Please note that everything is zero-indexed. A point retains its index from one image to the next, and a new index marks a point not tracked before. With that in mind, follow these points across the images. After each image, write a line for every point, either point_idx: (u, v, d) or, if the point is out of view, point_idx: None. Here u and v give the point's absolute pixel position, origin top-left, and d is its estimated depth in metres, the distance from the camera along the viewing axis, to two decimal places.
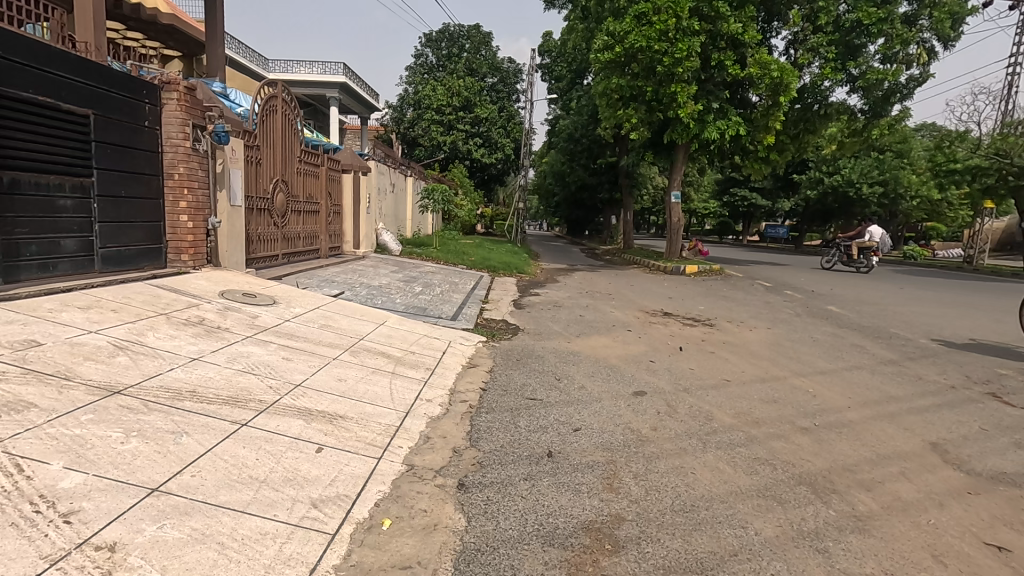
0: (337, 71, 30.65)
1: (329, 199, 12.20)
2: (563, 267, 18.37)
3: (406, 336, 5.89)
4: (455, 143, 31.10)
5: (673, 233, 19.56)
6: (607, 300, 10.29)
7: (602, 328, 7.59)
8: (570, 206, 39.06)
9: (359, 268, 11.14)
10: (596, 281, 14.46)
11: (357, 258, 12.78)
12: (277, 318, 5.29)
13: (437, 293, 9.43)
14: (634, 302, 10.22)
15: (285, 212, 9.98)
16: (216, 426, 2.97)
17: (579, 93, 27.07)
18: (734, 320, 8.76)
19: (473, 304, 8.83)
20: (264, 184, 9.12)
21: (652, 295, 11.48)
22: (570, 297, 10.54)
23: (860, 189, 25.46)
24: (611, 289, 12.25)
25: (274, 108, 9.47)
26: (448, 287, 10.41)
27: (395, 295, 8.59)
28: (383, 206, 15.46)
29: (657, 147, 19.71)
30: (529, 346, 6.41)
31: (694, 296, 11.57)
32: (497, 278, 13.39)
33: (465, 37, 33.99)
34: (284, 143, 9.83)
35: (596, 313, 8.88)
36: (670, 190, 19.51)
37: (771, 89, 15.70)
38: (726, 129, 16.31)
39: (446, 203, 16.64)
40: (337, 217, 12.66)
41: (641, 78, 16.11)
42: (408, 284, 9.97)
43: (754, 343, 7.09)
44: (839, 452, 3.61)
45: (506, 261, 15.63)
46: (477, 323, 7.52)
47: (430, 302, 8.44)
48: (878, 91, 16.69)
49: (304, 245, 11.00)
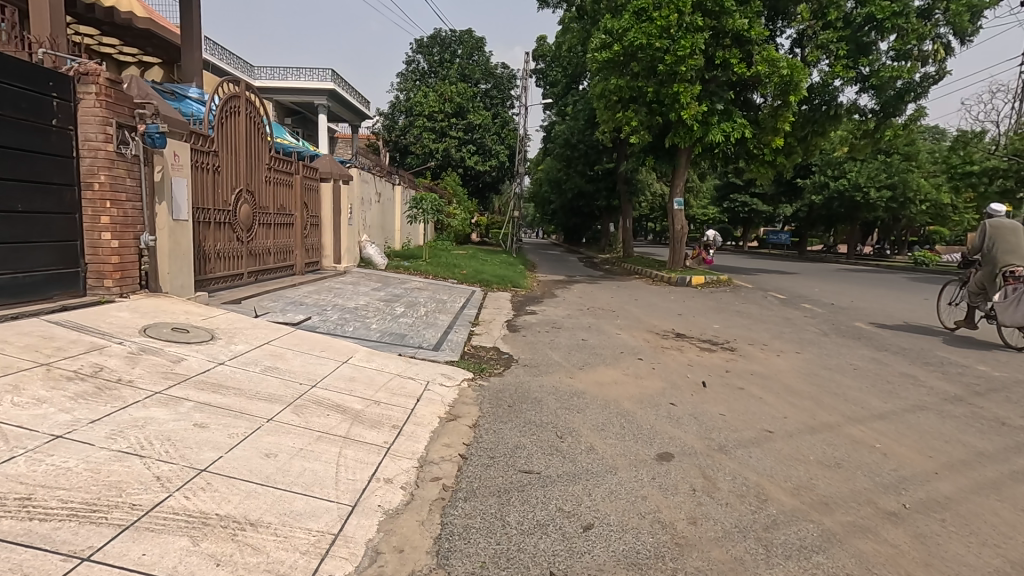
0: (326, 78, 29.74)
1: (305, 210, 11.18)
2: (561, 279, 17.40)
3: (375, 375, 4.85)
4: (447, 151, 30.20)
5: (676, 242, 18.58)
6: (611, 319, 9.26)
7: (608, 357, 6.56)
8: (567, 214, 38.19)
9: (337, 286, 10.09)
10: (597, 294, 13.46)
11: (337, 274, 11.72)
12: (208, 360, 4.24)
13: (422, 315, 8.38)
14: (641, 321, 9.20)
15: (250, 225, 8.95)
16: (35, 567, 1.93)
17: (576, 98, 26.22)
18: (757, 342, 7.73)
19: (461, 328, 7.78)
20: (223, 195, 8.09)
21: (659, 312, 10.47)
22: (569, 315, 9.52)
23: (868, 193, 24.61)
24: (613, 304, 11.25)
25: (236, 109, 8.43)
26: (435, 306, 9.36)
27: (372, 319, 7.53)
28: (368, 216, 14.45)
29: (658, 151, 18.81)
30: (524, 383, 5.38)
31: (706, 312, 10.54)
32: (490, 294, 12.36)
33: (457, 42, 33.19)
34: (248, 149, 8.79)
35: (600, 336, 7.84)
36: (672, 196, 18.54)
37: (780, 89, 14.81)
38: (732, 132, 15.44)
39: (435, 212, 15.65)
40: (314, 229, 11.64)
41: (641, 79, 15.21)
42: (390, 304, 8.93)
43: (787, 374, 6.06)
44: (956, 560, 2.58)
45: (500, 274, 14.61)
46: (464, 353, 6.48)
47: (412, 328, 7.39)
48: (891, 90, 15.83)
49: (275, 261, 9.97)
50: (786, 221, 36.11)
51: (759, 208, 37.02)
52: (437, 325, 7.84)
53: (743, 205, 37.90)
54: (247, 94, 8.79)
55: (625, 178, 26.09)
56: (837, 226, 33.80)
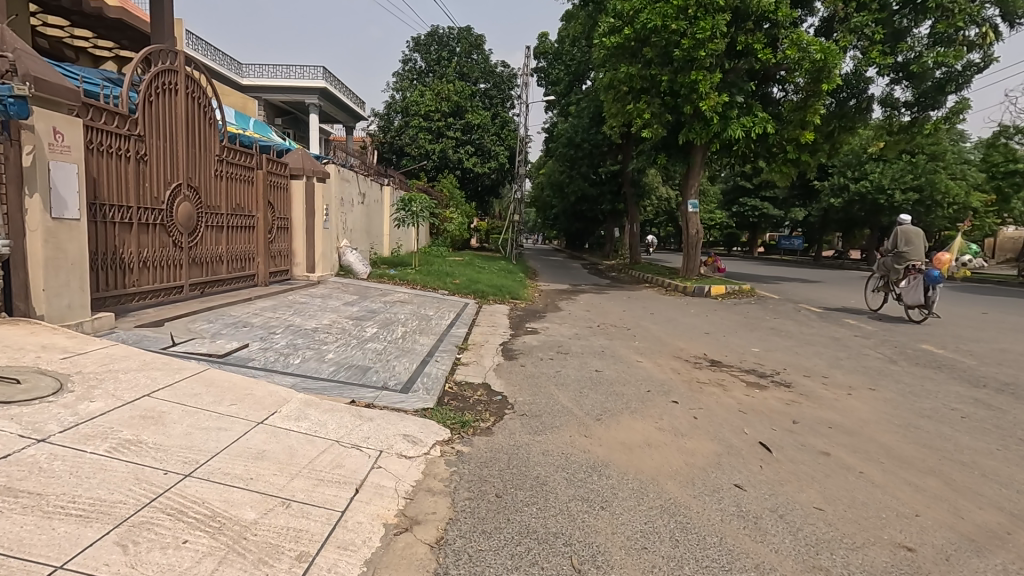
0: (317, 75, 28.36)
1: (270, 211, 9.64)
2: (565, 288, 15.89)
3: (299, 446, 3.27)
4: (444, 152, 28.78)
5: (690, 247, 17.04)
6: (627, 341, 7.70)
7: (632, 400, 5.00)
8: (570, 218, 36.74)
9: (303, 299, 8.52)
10: (607, 306, 11.95)
11: (307, 285, 10.16)
12: (20, 434, 2.69)
13: (398, 338, 6.83)
14: (664, 343, 7.63)
15: (194, 228, 7.43)
16: None
17: (581, 95, 24.75)
18: (813, 374, 6.17)
19: (444, 356, 6.23)
20: (154, 191, 6.60)
21: (682, 330, 8.92)
22: (577, 336, 7.97)
23: (892, 196, 23.09)
24: (626, 320, 9.72)
25: (173, 87, 6.92)
26: (419, 325, 7.83)
27: (333, 346, 5.98)
28: (351, 218, 12.96)
29: (670, 148, 17.17)
30: (520, 448, 3.82)
31: (737, 330, 8.99)
32: (485, 307, 10.85)
33: (455, 39, 31.79)
34: (190, 137, 7.28)
35: (617, 365, 6.30)
36: (686, 198, 17.03)
37: (811, 76, 13.17)
38: (753, 127, 14.01)
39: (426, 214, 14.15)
40: (281, 233, 10.09)
41: (654, 66, 13.78)
42: (361, 323, 7.40)
43: (877, 425, 4.49)
44: None
45: (498, 283, 13.09)
46: (443, 396, 4.93)
47: (379, 357, 5.82)
48: (930, 80, 14.31)
49: (231, 271, 8.48)
50: (799, 226, 34.66)
51: (770, 212, 35.60)
52: (415, 351, 6.28)
53: (754, 209, 36.54)
54: (188, 69, 7.30)
55: (632, 180, 24.58)
56: (853, 231, 32.33)
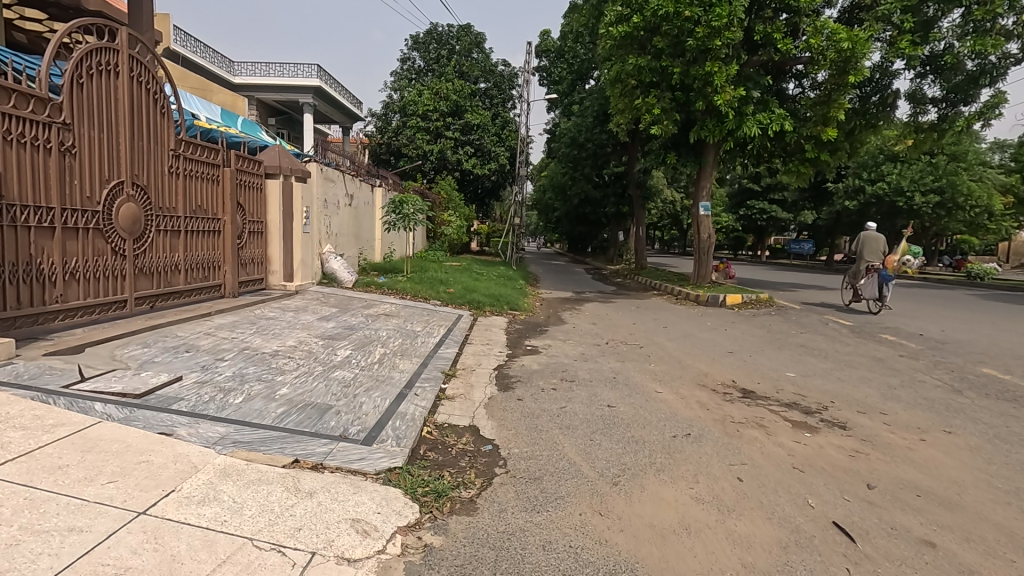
0: (311, 74, 27.34)
1: (240, 213, 8.62)
2: (568, 296, 14.88)
3: (188, 557, 2.23)
4: (442, 153, 27.80)
5: (702, 252, 15.99)
6: (642, 366, 6.66)
7: (655, 452, 3.97)
8: (573, 221, 35.70)
9: (273, 314, 7.51)
10: (616, 318, 10.90)
11: (283, 296, 9.15)
12: None
13: (374, 363, 5.81)
14: (685, 368, 6.60)
15: (142, 233, 6.44)
16: None
17: (586, 93, 23.76)
18: (869, 410, 5.14)
19: (426, 387, 5.20)
20: (85, 189, 5.61)
21: (702, 349, 7.89)
22: (584, 358, 6.94)
23: (911, 198, 21.97)
24: (638, 336, 8.69)
25: (115, 70, 5.96)
26: (402, 345, 6.80)
27: (291, 376, 4.94)
28: (337, 222, 11.95)
29: (681, 147, 16.09)
30: (512, 539, 2.78)
31: (764, 349, 7.96)
32: (481, 319, 9.82)
33: (454, 38, 30.85)
34: (136, 128, 6.31)
35: (634, 399, 5.28)
36: (698, 200, 16.01)
37: (836, 68, 12.12)
38: (770, 124, 13.06)
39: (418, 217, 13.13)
40: (253, 238, 9.07)
41: (666, 58, 12.84)
42: (334, 343, 6.39)
43: (976, 492, 3.48)
44: None
45: (496, 292, 12.06)
46: (416, 448, 3.90)
47: (346, 392, 4.78)
48: (961, 73, 13.35)
49: (190, 282, 7.45)
50: (810, 229, 33.62)
51: (779, 215, 34.56)
52: (391, 381, 5.25)
53: (761, 212, 35.53)
54: (131, 49, 6.30)
55: (637, 181, 23.61)
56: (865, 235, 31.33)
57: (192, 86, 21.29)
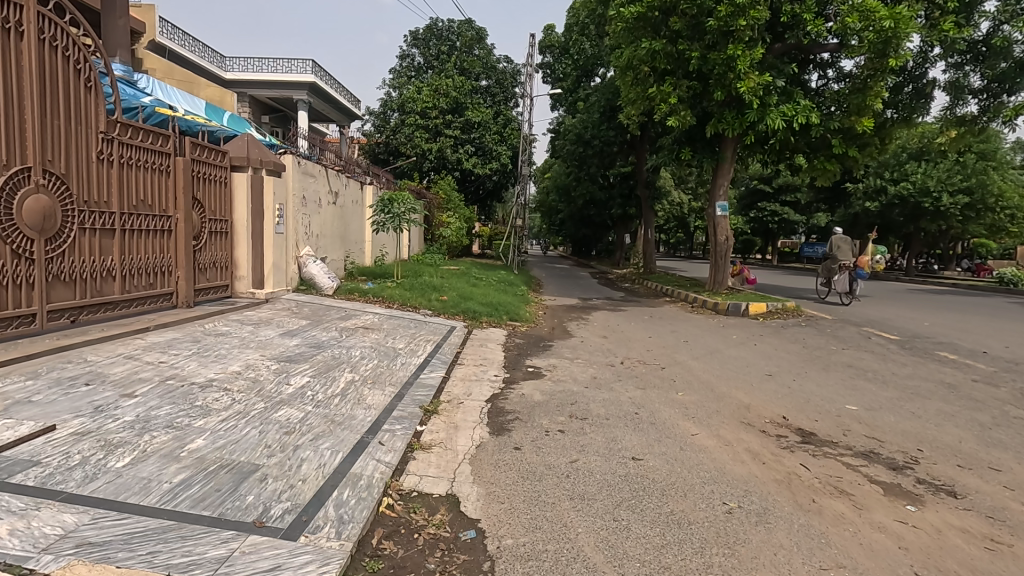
0: (305, 69, 26.18)
1: (197, 210, 7.46)
2: (574, 304, 13.68)
3: None
4: (442, 152, 26.67)
5: (718, 257, 14.75)
6: (669, 397, 5.44)
7: (710, 547, 2.76)
8: (577, 223, 34.44)
9: (225, 329, 6.32)
10: (629, 330, 9.69)
11: (248, 306, 7.95)
12: None
13: (334, 397, 4.61)
14: (721, 400, 5.37)
15: (55, 231, 5.26)
16: None
17: (592, 89, 22.65)
18: (976, 465, 3.93)
19: (395, 434, 3.98)
20: None
21: (736, 372, 6.66)
22: (597, 386, 5.73)
23: (939, 199, 20.64)
24: (658, 355, 7.45)
25: (17, 28, 4.82)
26: (375, 369, 5.60)
27: (215, 420, 3.75)
28: (319, 222, 10.80)
29: (696, 142, 14.90)
30: None
31: (808, 372, 6.73)
32: (475, 333, 8.62)
33: (454, 34, 29.73)
34: (49, 103, 5.16)
35: (666, 448, 4.06)
36: (714, 200, 14.82)
37: (876, 50, 10.94)
38: (795, 116, 11.91)
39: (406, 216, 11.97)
40: (215, 239, 7.91)
41: (683, 41, 11.76)
42: (290, 368, 5.19)
43: None
44: None
45: (495, 300, 10.86)
46: (363, 544, 2.68)
47: (285, 443, 3.58)
48: (1008, 57, 12.22)
49: (129, 290, 6.27)
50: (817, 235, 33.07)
51: (791, 217, 33.27)
52: (350, 425, 4.05)
53: (772, 214, 34.29)
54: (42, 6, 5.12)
55: (645, 181, 22.42)
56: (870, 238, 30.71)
57: (178, 79, 20.27)
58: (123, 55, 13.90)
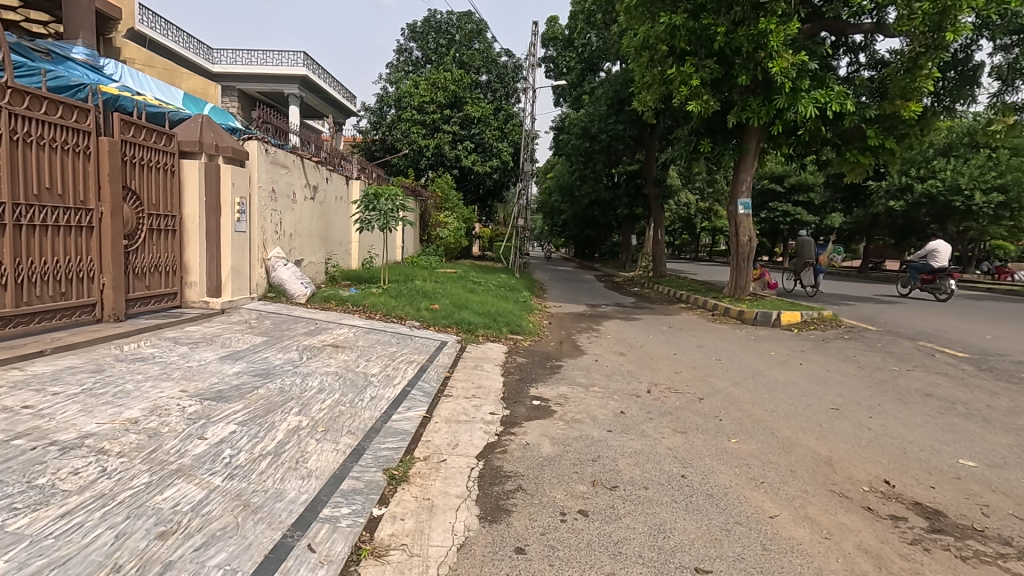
0: (296, 62, 24.89)
1: (131, 202, 6.13)
2: (583, 311, 12.35)
3: None
4: (439, 148, 25.36)
5: (740, 259, 13.43)
6: (722, 448, 4.09)
7: None
8: (580, 223, 33.08)
9: (150, 351, 4.97)
10: (649, 344, 8.34)
11: (194, 319, 6.61)
12: None
13: (262, 458, 3.27)
14: (792, 451, 4.05)
15: None
16: None
17: (599, 83, 21.36)
18: None
19: (334, 533, 2.63)
20: None
21: (795, 404, 5.30)
22: (624, 429, 4.38)
23: (971, 197, 19.28)
24: (692, 381, 6.09)
25: None
26: (333, 411, 4.24)
27: (50, 515, 2.43)
28: (293, 219, 9.47)
29: (715, 132, 13.51)
30: None
31: (883, 404, 5.41)
32: (471, 350, 7.29)
33: (454, 26, 28.42)
34: None
35: (742, 550, 2.72)
36: (736, 196, 13.51)
37: (931, 24, 9.77)
38: (828, 103, 10.55)
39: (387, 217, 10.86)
40: (157, 238, 6.58)
41: (708, 15, 10.46)
42: (213, 411, 3.84)
43: None
44: None
45: (494, 308, 9.55)
46: None
47: (150, 559, 2.25)
48: None
49: (25, 302, 4.96)
50: (815, 237, 32.52)
51: (805, 218, 31.94)
52: (270, 514, 2.71)
53: (784, 215, 32.93)
54: None
55: (655, 179, 21.12)
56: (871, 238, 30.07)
57: (159, 69, 19.03)
58: (88, 38, 12.62)
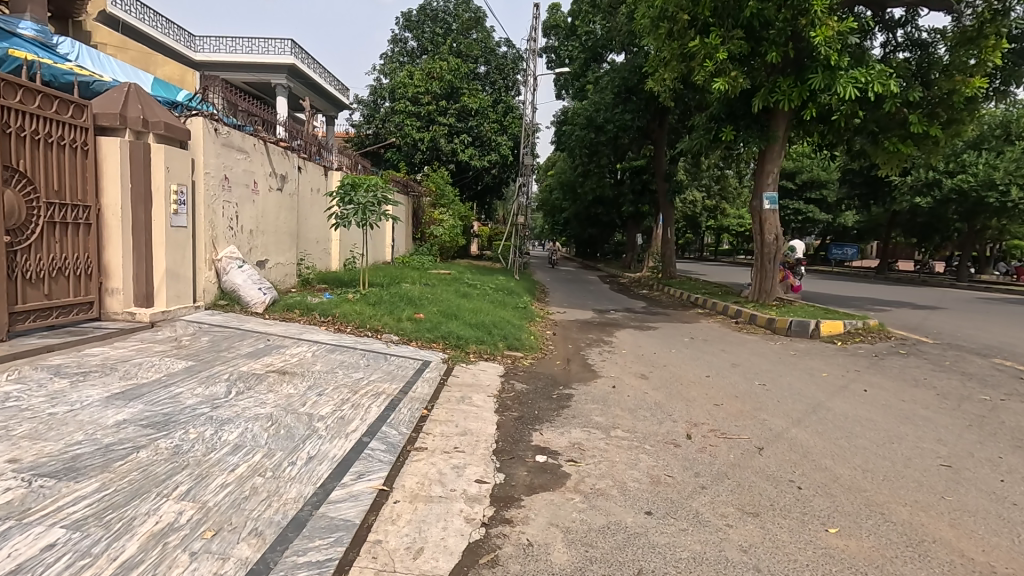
0: (284, 50, 23.42)
1: (16, 185, 4.75)
2: (591, 319, 10.93)
3: None
4: (435, 141, 23.91)
5: (764, 260, 12.06)
6: (824, 551, 2.70)
7: None
8: (583, 222, 31.63)
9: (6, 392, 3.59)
10: (674, 363, 6.94)
11: (107, 336, 5.22)
12: None
13: None
14: (929, 555, 2.68)
15: None
16: None
17: (604, 71, 19.96)
18: None
19: None
20: None
21: (891, 459, 3.91)
22: (671, 514, 3.00)
23: (1007, 193, 17.94)
24: (741, 420, 4.69)
25: None
26: (241, 490, 2.84)
27: None
28: (253, 212, 8.07)
29: (738, 119, 12.10)
30: None
31: (1004, 456, 4.04)
32: (458, 372, 5.90)
33: (451, 15, 27.01)
34: None
35: None
36: (760, 191, 12.14)
37: None
38: (869, 84, 9.07)
39: (365, 213, 9.56)
40: (59, 232, 5.20)
41: None
42: (36, 503, 2.45)
43: None
44: None
45: (488, 317, 8.15)
46: None
47: None
48: None
49: None
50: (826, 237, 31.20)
51: (817, 217, 30.55)
52: None
53: (795, 213, 31.58)
54: None
55: (665, 173, 19.73)
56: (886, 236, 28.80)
57: (134, 54, 17.62)
58: (37, 12, 11.17)
